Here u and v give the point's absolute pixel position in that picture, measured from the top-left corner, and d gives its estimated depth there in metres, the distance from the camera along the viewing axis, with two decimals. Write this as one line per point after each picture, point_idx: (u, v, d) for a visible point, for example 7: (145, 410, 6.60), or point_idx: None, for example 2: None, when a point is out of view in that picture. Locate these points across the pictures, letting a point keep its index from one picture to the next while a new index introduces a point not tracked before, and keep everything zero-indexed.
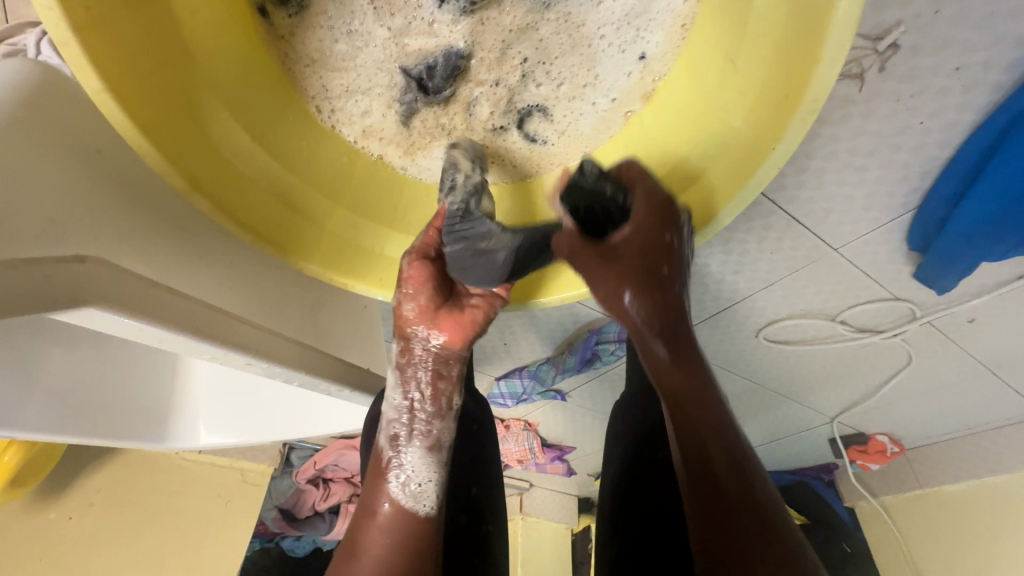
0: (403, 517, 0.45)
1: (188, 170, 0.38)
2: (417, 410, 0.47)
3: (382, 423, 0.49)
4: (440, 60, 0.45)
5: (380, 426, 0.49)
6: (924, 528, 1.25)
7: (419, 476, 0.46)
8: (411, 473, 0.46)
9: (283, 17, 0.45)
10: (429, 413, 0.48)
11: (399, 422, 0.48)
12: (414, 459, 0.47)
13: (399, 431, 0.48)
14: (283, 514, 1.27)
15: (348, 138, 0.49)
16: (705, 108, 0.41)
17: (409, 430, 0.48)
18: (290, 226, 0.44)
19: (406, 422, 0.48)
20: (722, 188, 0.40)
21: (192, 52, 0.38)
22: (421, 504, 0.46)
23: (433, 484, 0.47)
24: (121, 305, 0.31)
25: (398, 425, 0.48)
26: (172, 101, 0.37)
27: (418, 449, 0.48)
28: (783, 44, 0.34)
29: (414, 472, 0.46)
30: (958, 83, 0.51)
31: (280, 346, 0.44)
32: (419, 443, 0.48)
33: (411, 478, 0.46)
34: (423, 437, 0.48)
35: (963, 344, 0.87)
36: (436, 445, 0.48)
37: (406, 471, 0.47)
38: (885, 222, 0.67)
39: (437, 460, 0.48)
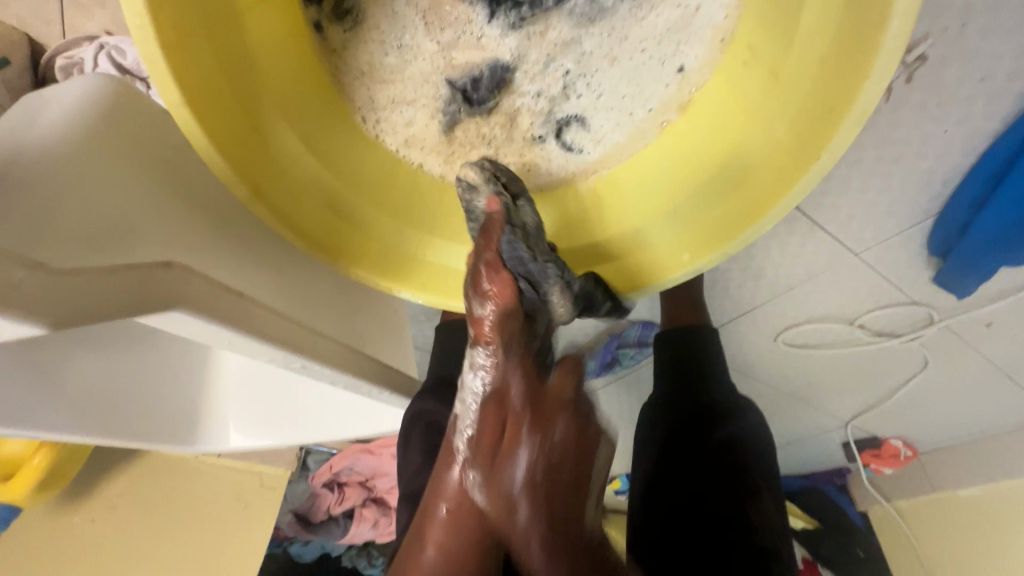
0: (473, 514, 0.48)
1: (250, 178, 0.39)
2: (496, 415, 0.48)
3: (459, 425, 0.49)
4: (486, 72, 0.47)
5: (453, 424, 0.50)
6: (938, 532, 1.25)
7: (493, 476, 0.49)
8: (484, 473, 0.48)
9: (337, 31, 0.47)
10: (507, 414, 0.49)
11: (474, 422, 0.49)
12: (489, 460, 0.49)
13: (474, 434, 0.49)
14: (298, 518, 1.20)
15: (391, 147, 0.50)
16: (745, 120, 0.43)
17: (488, 432, 0.48)
18: (337, 232, 0.46)
19: (485, 424, 0.48)
20: (763, 196, 0.41)
21: (256, 65, 0.40)
22: (492, 502, 0.49)
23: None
24: (195, 307, 0.33)
25: (475, 427, 0.49)
26: (241, 112, 0.39)
27: (495, 449, 0.49)
28: (828, 60, 0.36)
29: (489, 472, 0.48)
30: (983, 93, 0.53)
31: (330, 348, 0.45)
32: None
33: (485, 477, 0.48)
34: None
35: (980, 348, 0.89)
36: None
37: (480, 470, 0.48)
38: (907, 228, 0.69)
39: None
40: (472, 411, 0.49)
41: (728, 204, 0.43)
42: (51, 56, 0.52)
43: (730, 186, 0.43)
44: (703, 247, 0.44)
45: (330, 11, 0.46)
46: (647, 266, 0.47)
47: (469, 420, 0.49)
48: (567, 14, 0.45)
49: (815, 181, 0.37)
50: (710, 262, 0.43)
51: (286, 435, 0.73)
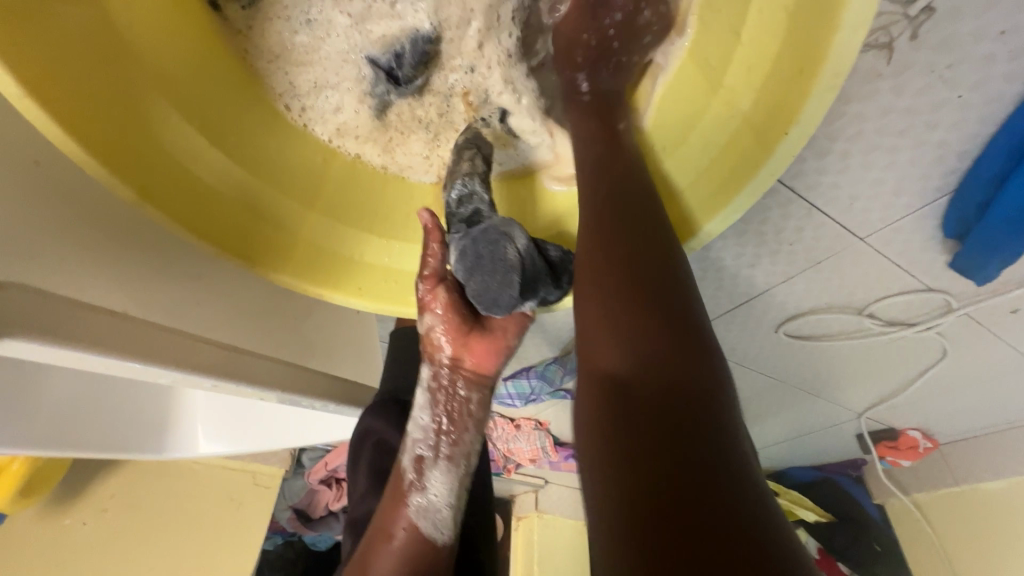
0: (422, 543, 0.47)
1: (138, 180, 0.34)
2: (439, 431, 0.46)
3: (405, 444, 0.47)
4: (407, 46, 0.42)
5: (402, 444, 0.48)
6: (960, 526, 1.18)
7: (439, 502, 0.48)
8: (430, 497, 0.47)
9: (237, 10, 0.42)
10: (453, 433, 0.46)
11: (423, 441, 0.46)
12: (437, 483, 0.47)
13: (421, 455, 0.47)
14: (298, 514, 1.27)
15: (322, 137, 0.46)
16: (709, 90, 0.36)
17: (433, 453, 0.47)
18: (257, 235, 0.41)
19: (431, 444, 0.46)
20: (732, 179, 0.35)
21: (133, 52, 0.35)
22: (439, 529, 0.48)
23: (450, 510, 0.48)
24: (52, 334, 0.28)
25: (421, 446, 0.47)
26: (118, 107, 0.34)
27: (441, 470, 0.47)
28: (797, 15, 0.29)
29: (434, 498, 0.47)
30: (1003, 49, 0.45)
31: (255, 364, 0.41)
32: (443, 465, 0.47)
33: (431, 502, 0.47)
34: (445, 460, 0.47)
35: (1005, 336, 0.81)
36: (457, 466, 0.47)
37: (426, 495, 0.47)
38: (918, 208, 0.61)
39: (458, 480, 0.48)
40: (422, 428, 0.46)
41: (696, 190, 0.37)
42: None
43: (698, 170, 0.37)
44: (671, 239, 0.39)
45: None
46: None
47: (418, 437, 0.47)
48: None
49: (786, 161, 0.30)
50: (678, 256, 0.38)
51: (254, 444, 0.69)
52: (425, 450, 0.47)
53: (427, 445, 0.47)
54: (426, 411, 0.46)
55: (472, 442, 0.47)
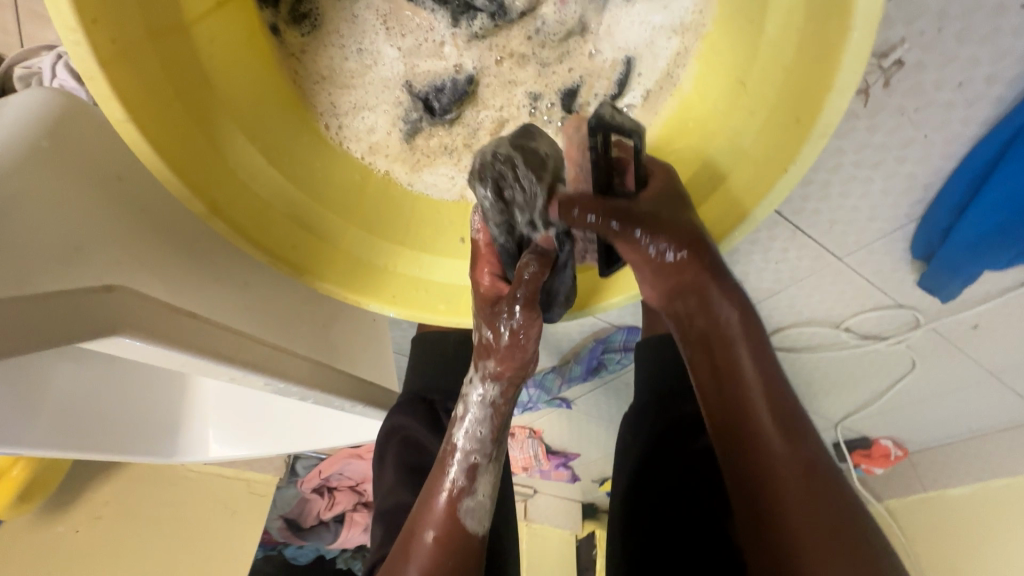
0: (463, 541, 0.47)
1: (206, 194, 0.38)
2: (494, 437, 0.49)
3: (454, 448, 0.49)
4: (448, 84, 0.47)
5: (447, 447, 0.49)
6: (927, 530, 1.25)
7: (483, 503, 0.49)
8: (477, 498, 0.48)
9: (294, 35, 0.46)
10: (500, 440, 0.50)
11: (473, 446, 0.48)
12: (482, 486, 0.49)
13: (473, 457, 0.48)
14: (288, 523, 1.24)
15: (356, 155, 0.49)
16: (714, 129, 0.42)
17: (484, 458, 0.49)
18: (305, 246, 0.44)
19: (484, 449, 0.49)
20: (736, 205, 0.40)
21: (210, 77, 0.39)
22: (479, 528, 0.48)
23: (491, 511, 0.49)
24: (149, 333, 0.32)
25: (473, 452, 0.48)
26: (194, 127, 0.37)
27: (489, 473, 0.49)
28: (795, 74, 0.35)
29: (482, 498, 0.48)
30: (962, 97, 0.52)
31: (294, 365, 0.44)
32: (489, 468, 0.49)
33: (476, 502, 0.48)
34: (494, 463, 0.49)
35: (967, 350, 0.88)
36: (499, 468, 0.50)
37: (473, 495, 0.48)
38: (890, 231, 0.68)
39: (497, 485, 0.50)
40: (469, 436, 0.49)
41: (699, 214, 0.43)
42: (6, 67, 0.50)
43: (702, 196, 0.43)
44: None
45: (287, 14, 0.45)
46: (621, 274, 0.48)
47: (468, 440, 0.49)
48: (532, 31, 0.46)
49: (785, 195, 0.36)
50: None
51: (267, 446, 0.71)
52: (473, 453, 0.48)
53: (481, 451, 0.49)
54: (479, 417, 0.49)
55: (508, 447, 0.51)
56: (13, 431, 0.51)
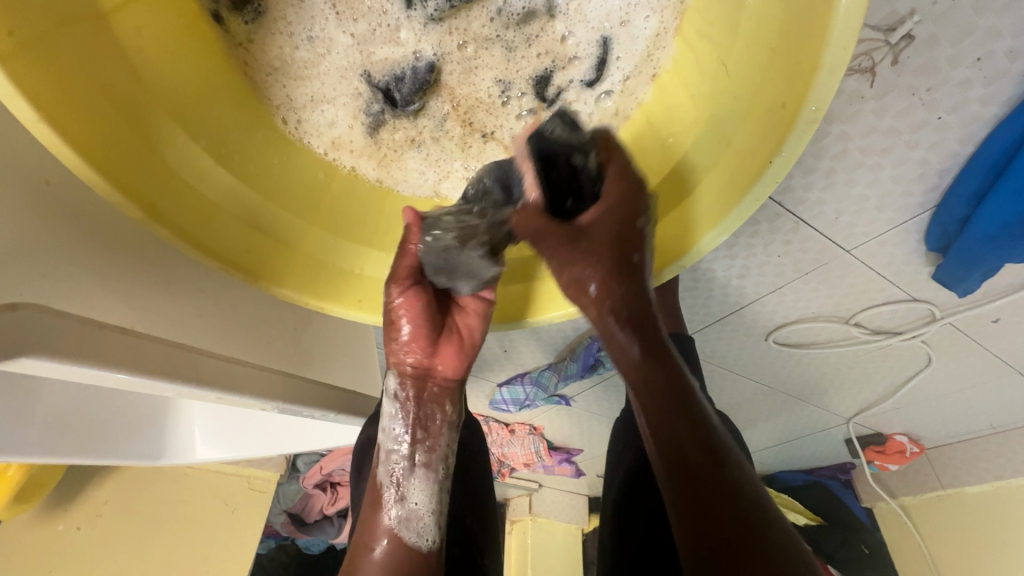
0: (405, 552, 0.48)
1: (144, 198, 0.35)
2: (414, 439, 0.49)
3: (381, 458, 0.50)
4: (408, 72, 0.44)
5: (377, 458, 0.51)
6: (943, 528, 1.21)
7: (422, 510, 0.49)
8: (411, 506, 0.49)
9: (239, 23, 0.42)
10: (428, 438, 0.50)
11: (398, 453, 0.49)
12: (416, 491, 0.49)
13: (398, 464, 0.50)
14: (292, 518, 1.30)
15: (318, 150, 0.47)
16: (697, 118, 0.38)
17: (410, 462, 0.50)
18: (260, 249, 0.42)
19: (407, 453, 0.50)
20: (719, 199, 0.36)
21: (140, 73, 0.36)
22: (423, 539, 0.49)
23: (432, 517, 0.50)
24: (66, 354, 0.30)
25: (399, 458, 0.50)
26: (126, 125, 0.35)
27: (419, 479, 0.50)
28: (778, 53, 0.31)
29: (416, 505, 0.49)
30: (981, 74, 0.47)
31: (252, 377, 0.42)
32: (421, 472, 0.50)
33: (412, 510, 0.49)
34: (422, 467, 0.50)
35: (987, 345, 0.83)
36: (435, 473, 0.51)
37: (407, 504, 0.49)
38: (902, 222, 0.63)
39: (436, 488, 0.50)
40: (394, 442, 0.50)
41: (683, 208, 0.39)
42: None
43: (688, 187, 0.39)
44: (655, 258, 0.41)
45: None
46: None
47: (393, 447, 0.49)
48: (494, 12, 0.42)
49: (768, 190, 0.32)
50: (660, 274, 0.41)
51: (256, 449, 0.69)
52: (400, 460, 0.49)
53: (405, 455, 0.50)
54: (396, 421, 0.49)
55: (445, 445, 0.51)
56: None
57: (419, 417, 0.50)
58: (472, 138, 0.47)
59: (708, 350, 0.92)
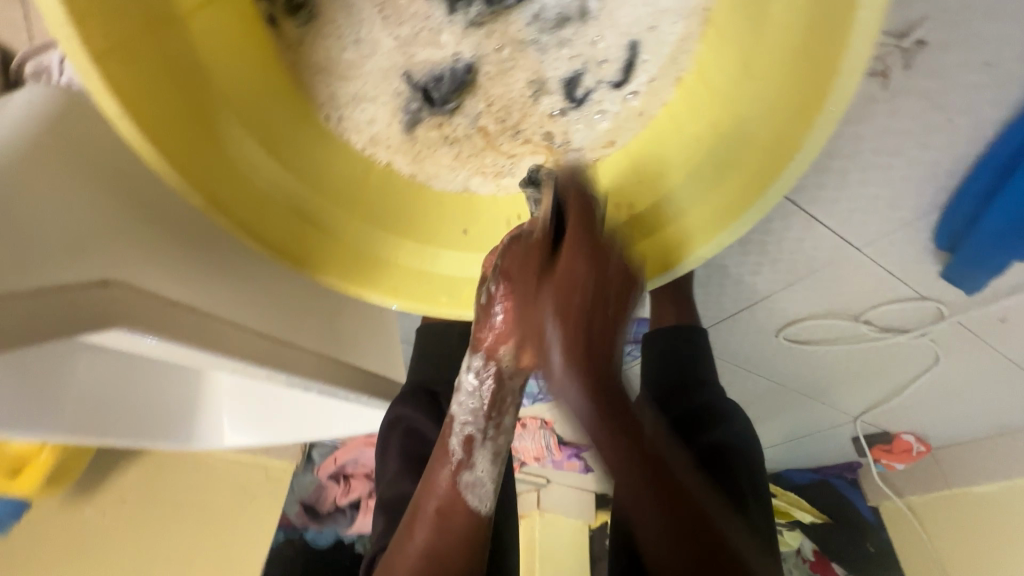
0: (465, 513, 0.51)
1: (205, 188, 0.39)
2: (489, 415, 0.49)
3: (453, 425, 0.51)
4: (447, 73, 0.46)
5: (448, 423, 0.51)
6: (951, 529, 1.21)
7: (485, 479, 0.51)
8: (477, 474, 0.50)
9: (292, 26, 0.45)
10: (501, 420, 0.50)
11: (471, 423, 0.50)
12: (483, 460, 0.50)
13: (470, 433, 0.50)
14: (306, 508, 1.18)
15: (356, 146, 0.49)
16: (720, 116, 0.41)
17: (482, 434, 0.50)
18: (303, 237, 0.45)
19: (480, 426, 0.50)
20: (747, 190, 0.38)
21: (205, 72, 0.39)
22: (482, 503, 0.51)
23: (493, 486, 0.51)
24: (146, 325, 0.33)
25: (470, 427, 0.50)
26: (192, 122, 0.38)
27: (488, 450, 0.50)
28: (799, 55, 0.34)
29: (481, 474, 0.50)
30: (990, 79, 0.49)
31: (298, 356, 0.45)
32: (489, 445, 0.50)
33: (477, 478, 0.50)
34: (492, 440, 0.50)
35: (995, 344, 0.85)
36: (502, 447, 0.52)
37: (473, 472, 0.50)
38: (913, 220, 0.65)
39: (500, 461, 0.51)
40: (469, 410, 0.49)
41: (711, 199, 0.41)
42: (19, 64, 0.51)
43: (715, 177, 0.41)
44: (682, 247, 0.42)
45: (283, 5, 0.45)
46: (628, 268, 0.45)
47: (467, 418, 0.49)
48: (532, 17, 0.45)
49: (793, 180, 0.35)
50: (689, 262, 0.42)
51: (283, 433, 0.71)
52: (472, 431, 0.50)
53: (477, 425, 0.50)
54: (475, 393, 0.48)
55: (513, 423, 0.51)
56: (43, 422, 0.51)
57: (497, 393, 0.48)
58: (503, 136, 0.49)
59: (720, 346, 0.95)
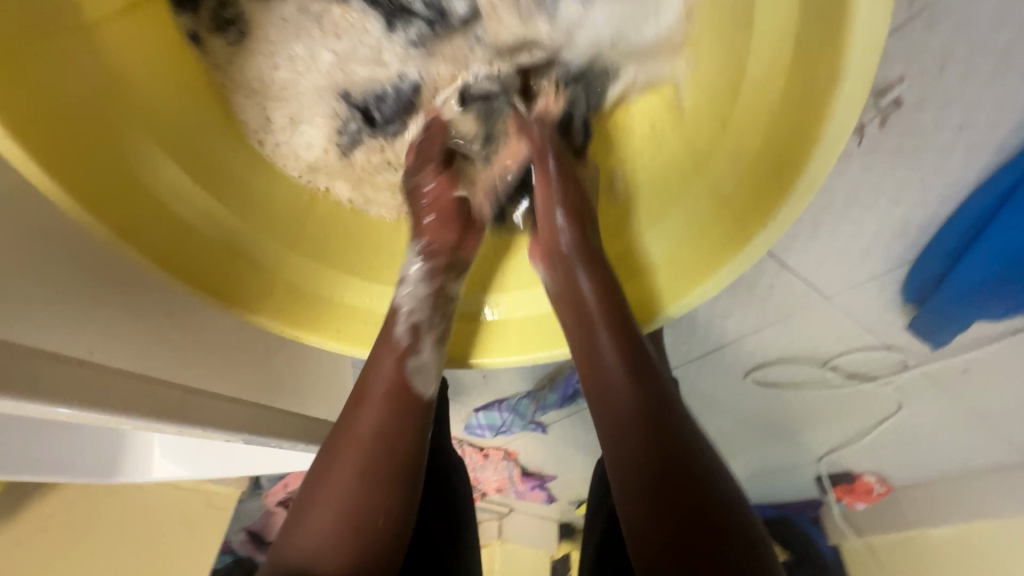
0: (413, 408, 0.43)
1: (111, 214, 0.35)
2: (435, 300, 0.47)
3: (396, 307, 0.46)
4: (390, 92, 0.46)
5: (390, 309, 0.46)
6: (906, 569, 1.23)
7: (432, 361, 0.46)
8: (424, 356, 0.45)
9: (219, 43, 0.43)
10: (446, 310, 0.47)
11: (413, 305, 0.46)
12: (429, 346, 0.46)
13: (416, 316, 0.46)
14: (250, 536, 1.15)
15: (293, 172, 0.46)
16: (692, 171, 0.42)
17: (427, 320, 0.46)
18: (230, 271, 0.40)
19: (426, 312, 0.46)
20: (728, 242, 0.39)
21: (120, 95, 0.37)
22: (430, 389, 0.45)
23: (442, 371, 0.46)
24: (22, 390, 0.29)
25: (414, 312, 0.46)
26: (100, 146, 0.35)
27: (434, 336, 0.46)
28: (741, 163, 0.39)
29: (428, 356, 0.45)
30: (961, 141, 0.48)
31: (212, 405, 0.40)
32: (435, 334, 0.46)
33: (425, 361, 0.45)
34: (438, 323, 0.47)
35: (956, 394, 0.85)
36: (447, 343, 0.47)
37: (421, 354, 0.45)
38: (880, 274, 0.64)
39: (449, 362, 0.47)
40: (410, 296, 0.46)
41: (695, 245, 0.41)
42: None
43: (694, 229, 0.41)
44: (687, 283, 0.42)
45: (210, 20, 0.42)
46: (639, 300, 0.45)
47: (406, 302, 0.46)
48: (474, 42, 0.44)
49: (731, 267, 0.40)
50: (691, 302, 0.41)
51: (222, 468, 0.64)
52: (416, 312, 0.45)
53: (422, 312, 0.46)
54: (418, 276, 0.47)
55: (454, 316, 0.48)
56: None
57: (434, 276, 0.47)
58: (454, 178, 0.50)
59: (687, 385, 0.92)
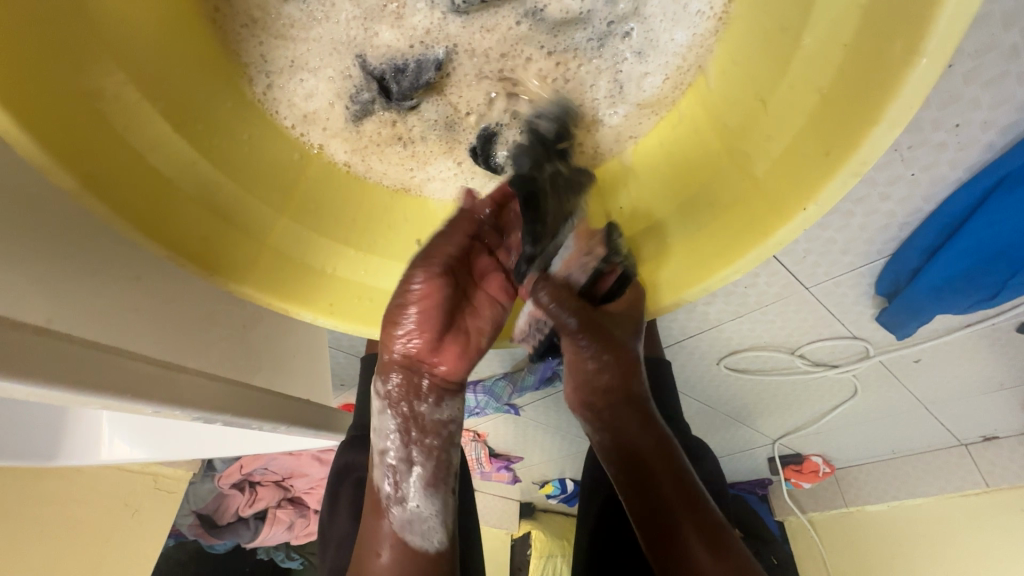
0: (413, 554, 0.47)
1: (84, 164, 0.29)
2: (413, 440, 0.47)
3: (379, 463, 0.48)
4: (411, 65, 0.41)
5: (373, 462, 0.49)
6: (842, 541, 1.33)
7: (427, 510, 0.48)
8: (415, 505, 0.48)
9: None
10: (430, 440, 0.47)
11: (396, 448, 0.47)
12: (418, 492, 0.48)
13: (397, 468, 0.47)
14: (203, 519, 1.15)
15: (287, 123, 0.42)
16: (734, 139, 0.36)
17: (412, 463, 0.47)
18: (218, 239, 0.36)
19: (407, 456, 0.47)
20: (753, 229, 0.34)
21: (87, 10, 0.30)
22: (428, 537, 0.48)
23: (436, 518, 0.48)
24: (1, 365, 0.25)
25: (397, 458, 0.47)
26: (71, 73, 0.29)
27: (421, 478, 0.48)
28: (779, 142, 0.33)
29: (419, 507, 0.48)
30: (955, 140, 0.49)
31: (191, 383, 0.36)
32: (422, 469, 0.48)
33: (416, 510, 0.48)
34: (425, 463, 0.48)
35: (906, 382, 0.90)
36: (438, 471, 0.49)
37: (411, 505, 0.48)
38: (859, 266, 0.66)
39: (440, 487, 0.49)
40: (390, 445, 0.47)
41: (723, 224, 0.36)
42: None
43: (722, 206, 0.36)
44: (707, 264, 0.36)
45: None
46: (660, 280, 0.40)
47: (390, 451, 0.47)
48: (522, 15, 0.40)
49: (755, 266, 0.34)
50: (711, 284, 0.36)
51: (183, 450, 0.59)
52: (399, 459, 0.47)
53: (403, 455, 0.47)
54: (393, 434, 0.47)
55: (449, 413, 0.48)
56: None
57: (411, 428, 0.47)
58: (455, 149, 0.47)
59: None
